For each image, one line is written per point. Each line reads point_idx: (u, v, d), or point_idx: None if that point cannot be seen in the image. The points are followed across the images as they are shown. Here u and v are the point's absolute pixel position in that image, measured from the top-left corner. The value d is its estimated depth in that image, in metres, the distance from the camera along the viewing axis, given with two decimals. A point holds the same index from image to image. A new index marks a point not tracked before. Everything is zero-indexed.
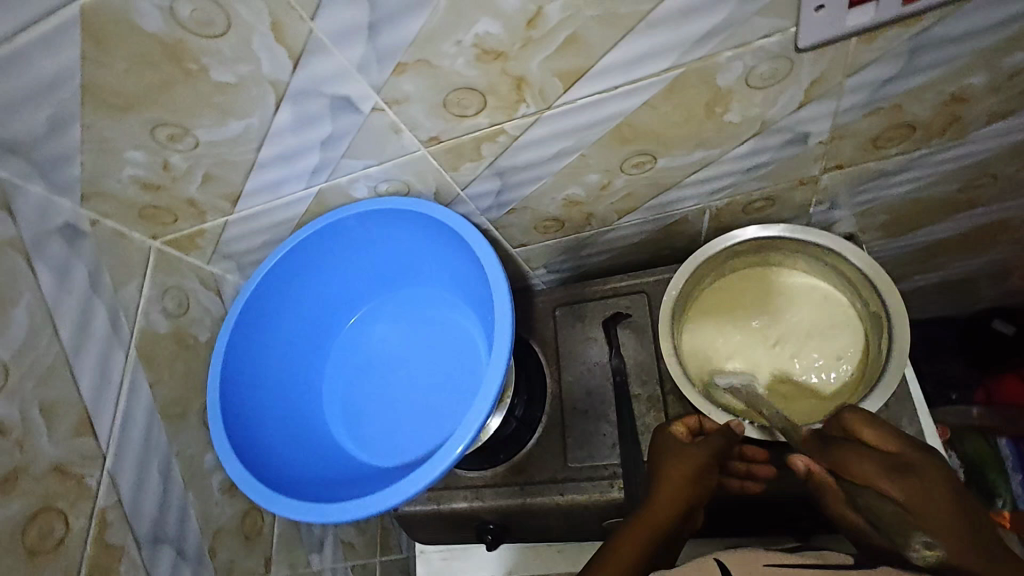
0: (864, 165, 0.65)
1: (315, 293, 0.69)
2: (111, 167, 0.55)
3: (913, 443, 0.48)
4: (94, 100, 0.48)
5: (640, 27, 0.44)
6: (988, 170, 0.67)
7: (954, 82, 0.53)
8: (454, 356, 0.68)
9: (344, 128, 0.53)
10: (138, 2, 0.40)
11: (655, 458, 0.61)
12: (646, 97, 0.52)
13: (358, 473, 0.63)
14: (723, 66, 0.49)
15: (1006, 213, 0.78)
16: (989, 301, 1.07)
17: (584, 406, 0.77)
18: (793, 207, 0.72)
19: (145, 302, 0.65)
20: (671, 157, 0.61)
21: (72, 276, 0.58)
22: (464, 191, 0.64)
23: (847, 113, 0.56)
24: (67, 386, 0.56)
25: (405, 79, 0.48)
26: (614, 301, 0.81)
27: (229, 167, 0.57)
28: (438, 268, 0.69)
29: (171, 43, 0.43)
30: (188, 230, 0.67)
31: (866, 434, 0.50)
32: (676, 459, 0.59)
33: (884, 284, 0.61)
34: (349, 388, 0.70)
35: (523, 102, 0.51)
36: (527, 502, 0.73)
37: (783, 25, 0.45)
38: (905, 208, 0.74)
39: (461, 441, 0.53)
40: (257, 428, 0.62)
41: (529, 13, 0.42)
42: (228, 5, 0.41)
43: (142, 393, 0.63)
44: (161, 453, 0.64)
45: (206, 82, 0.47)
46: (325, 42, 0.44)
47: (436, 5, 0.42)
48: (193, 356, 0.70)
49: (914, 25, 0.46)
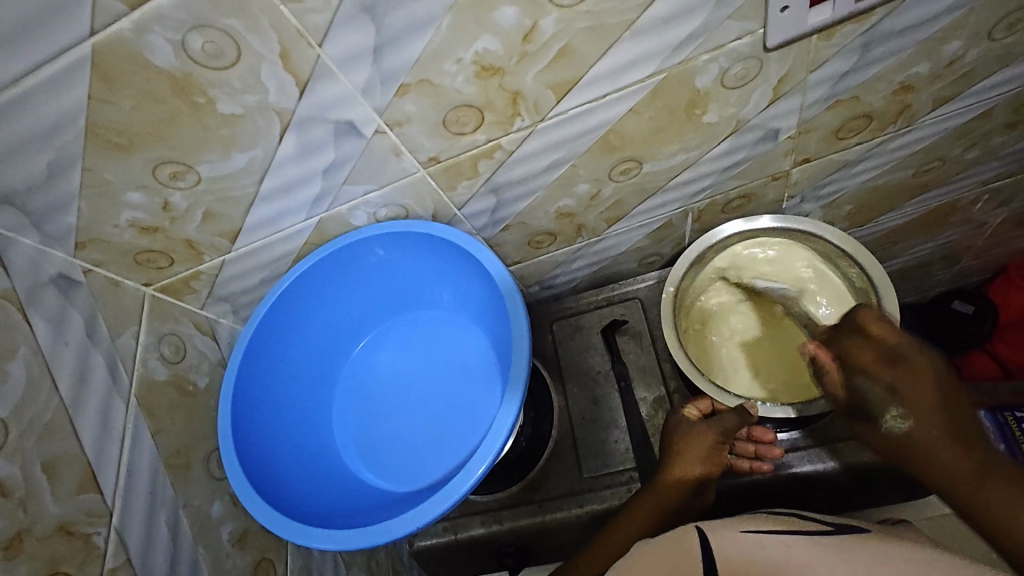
0: (830, 157, 0.70)
1: (319, 325, 0.69)
2: (108, 211, 0.55)
3: (913, 343, 0.54)
4: (97, 141, 0.48)
5: (626, 36, 0.48)
6: (936, 154, 0.74)
7: (902, 72, 0.59)
8: (465, 373, 0.68)
9: (346, 153, 0.54)
10: (151, 37, 0.41)
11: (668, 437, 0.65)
12: (631, 104, 0.55)
13: (379, 501, 0.62)
14: (701, 69, 0.53)
15: (955, 195, 0.84)
16: (946, 284, 1.14)
17: (592, 415, 0.77)
18: (767, 203, 0.77)
19: (142, 350, 0.63)
20: (655, 161, 0.64)
21: (68, 326, 0.56)
22: (461, 211, 0.66)
23: (811, 107, 0.61)
24: (69, 439, 0.53)
25: (408, 100, 0.50)
26: (609, 310, 0.83)
27: (230, 203, 0.57)
28: (443, 289, 0.70)
29: (181, 78, 0.44)
30: (183, 273, 0.66)
31: (875, 327, 0.55)
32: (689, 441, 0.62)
33: (866, 261, 0.65)
34: (360, 419, 0.68)
35: (518, 116, 0.54)
36: (547, 518, 0.73)
37: (752, 27, 0.50)
38: (866, 197, 0.80)
39: (491, 448, 0.53)
40: (271, 465, 0.60)
41: (525, 28, 0.46)
42: (240, 36, 0.42)
43: (145, 444, 0.61)
44: (169, 506, 0.61)
45: (211, 115, 0.48)
46: (331, 68, 0.46)
47: (440, 25, 0.44)
48: (194, 404, 0.68)
49: (865, 20, 0.52)
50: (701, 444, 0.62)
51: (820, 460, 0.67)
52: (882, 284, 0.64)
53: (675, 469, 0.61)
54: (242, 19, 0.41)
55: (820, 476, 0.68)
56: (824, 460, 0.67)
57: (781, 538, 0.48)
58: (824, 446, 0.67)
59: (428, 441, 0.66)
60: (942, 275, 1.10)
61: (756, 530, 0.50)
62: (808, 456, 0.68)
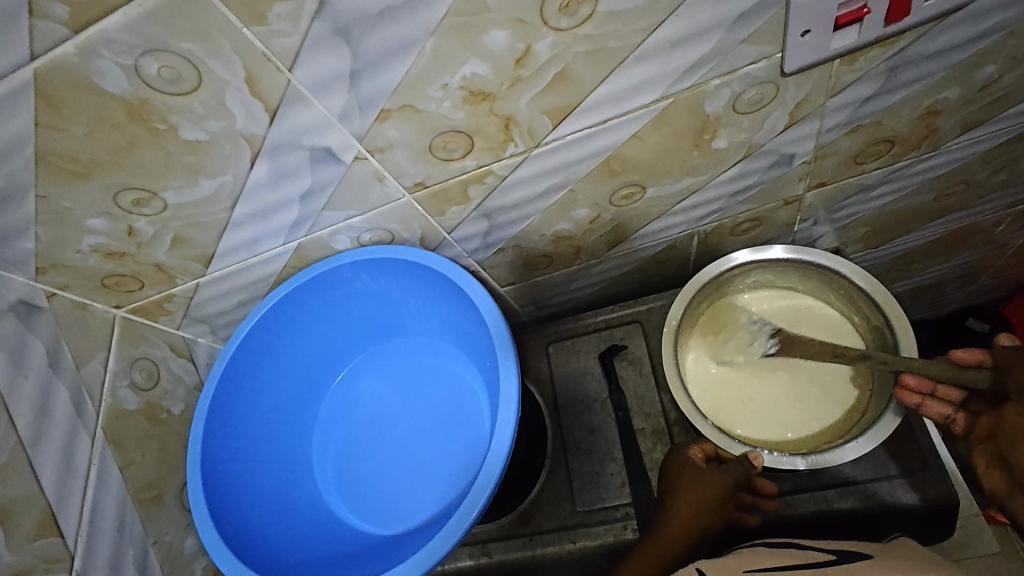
0: (846, 182, 0.65)
1: (298, 356, 0.66)
2: (69, 237, 0.51)
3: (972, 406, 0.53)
4: (50, 169, 0.44)
5: (630, 60, 0.44)
6: (960, 177, 0.69)
7: (930, 97, 0.54)
8: (452, 407, 0.65)
9: (324, 179, 0.50)
10: (99, 61, 0.37)
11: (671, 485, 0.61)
12: (634, 129, 0.51)
13: (360, 547, 0.59)
14: (711, 94, 0.49)
15: (976, 217, 0.79)
16: (960, 302, 1.09)
17: (587, 445, 0.72)
18: (778, 226, 0.72)
19: (111, 379, 0.60)
20: (659, 186, 0.60)
21: (28, 357, 0.52)
22: (451, 235, 0.62)
23: (830, 132, 0.56)
24: (26, 481, 0.50)
25: (389, 126, 0.46)
26: (607, 334, 0.78)
27: (201, 229, 0.53)
28: (429, 316, 0.66)
29: (136, 104, 0.40)
30: (156, 296, 0.61)
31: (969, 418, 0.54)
32: (694, 487, 0.59)
33: (883, 300, 0.60)
34: (342, 453, 0.65)
35: (511, 142, 0.49)
36: (538, 554, 0.68)
37: (770, 51, 0.45)
38: (884, 219, 0.75)
39: (474, 507, 0.49)
40: (244, 509, 0.57)
41: (518, 52, 0.41)
42: (199, 61, 0.38)
43: (112, 479, 0.58)
44: (138, 545, 0.58)
45: (174, 142, 0.44)
46: (304, 93, 0.42)
47: (422, 50, 0.40)
48: (168, 433, 0.64)
49: (893, 44, 0.47)
50: (706, 492, 0.59)
51: (828, 504, 0.62)
52: (898, 327, 0.59)
53: (678, 518, 0.59)
54: (201, 43, 0.37)
55: (828, 521, 0.63)
56: (831, 503, 0.62)
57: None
58: (815, 493, 0.63)
59: (414, 480, 0.62)
60: (956, 294, 1.05)
61: (761, 569, 0.50)
62: (815, 498, 0.63)
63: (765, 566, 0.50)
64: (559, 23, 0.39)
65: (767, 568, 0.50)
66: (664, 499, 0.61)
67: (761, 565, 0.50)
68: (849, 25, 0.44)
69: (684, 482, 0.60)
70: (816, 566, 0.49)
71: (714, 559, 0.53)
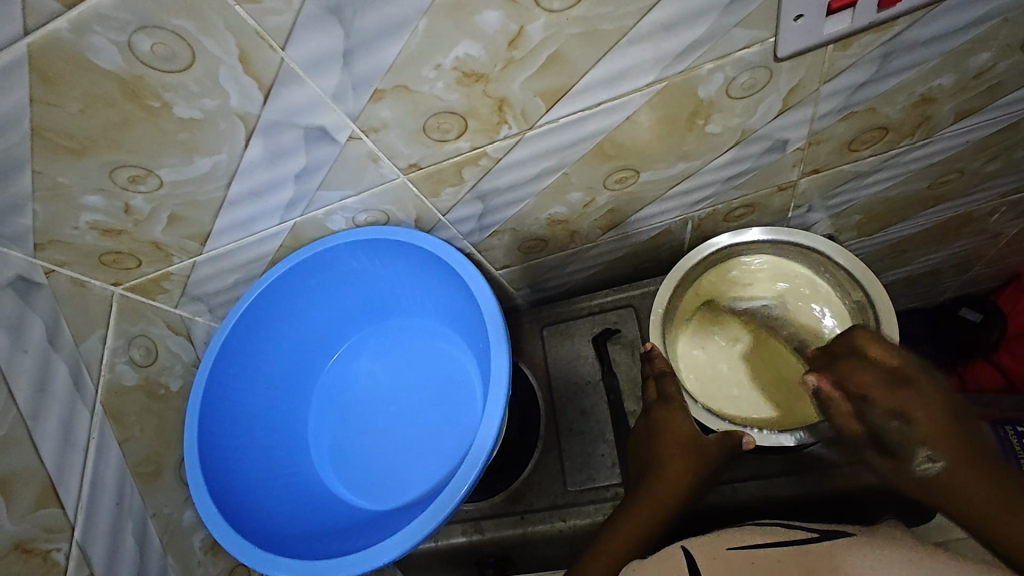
0: (841, 168, 0.65)
1: (295, 335, 0.67)
2: (65, 214, 0.51)
3: (916, 362, 0.50)
4: (46, 145, 0.44)
5: (622, 43, 0.44)
6: (953, 166, 0.69)
7: (924, 84, 0.54)
8: (444, 386, 0.66)
9: (319, 159, 0.51)
10: (92, 37, 0.37)
11: (657, 446, 0.59)
12: (627, 113, 0.51)
13: (353, 521, 0.60)
14: (705, 78, 0.49)
15: (970, 206, 0.79)
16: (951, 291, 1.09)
17: (579, 427, 0.73)
18: (771, 213, 0.73)
19: (110, 354, 0.60)
20: (653, 171, 0.60)
21: (28, 331, 0.53)
22: (446, 217, 0.62)
23: (823, 119, 0.57)
24: (26, 453, 0.51)
25: (383, 106, 0.46)
26: (601, 317, 0.79)
27: (197, 208, 0.54)
28: (423, 298, 0.67)
29: (130, 81, 0.41)
30: (153, 274, 0.61)
31: (874, 350, 0.52)
32: (677, 451, 0.58)
33: (868, 280, 0.60)
34: (337, 431, 0.67)
35: (504, 124, 0.50)
36: (528, 531, 0.69)
37: (763, 35, 0.45)
38: (878, 207, 0.75)
39: (464, 482, 0.50)
40: (242, 483, 0.59)
41: (511, 34, 0.41)
42: (192, 38, 0.39)
43: (111, 452, 0.59)
44: (137, 516, 0.59)
45: (169, 119, 0.44)
46: (298, 72, 0.42)
47: (415, 30, 0.40)
48: (165, 408, 0.65)
49: (887, 30, 0.47)
50: (698, 459, 0.57)
51: (814, 485, 0.63)
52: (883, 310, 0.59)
53: (668, 479, 0.57)
54: (194, 20, 0.37)
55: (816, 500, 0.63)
56: (818, 486, 0.63)
57: (767, 552, 0.47)
58: (799, 475, 0.64)
59: (407, 458, 0.63)
60: (950, 283, 1.05)
61: (745, 548, 0.48)
62: (802, 480, 0.63)
63: (748, 543, 0.48)
64: (551, 4, 0.39)
65: (751, 546, 0.48)
66: (652, 462, 0.59)
67: (743, 543, 0.48)
68: (841, 10, 0.44)
69: (667, 446, 0.59)
70: (799, 544, 0.48)
71: (697, 536, 0.51)
